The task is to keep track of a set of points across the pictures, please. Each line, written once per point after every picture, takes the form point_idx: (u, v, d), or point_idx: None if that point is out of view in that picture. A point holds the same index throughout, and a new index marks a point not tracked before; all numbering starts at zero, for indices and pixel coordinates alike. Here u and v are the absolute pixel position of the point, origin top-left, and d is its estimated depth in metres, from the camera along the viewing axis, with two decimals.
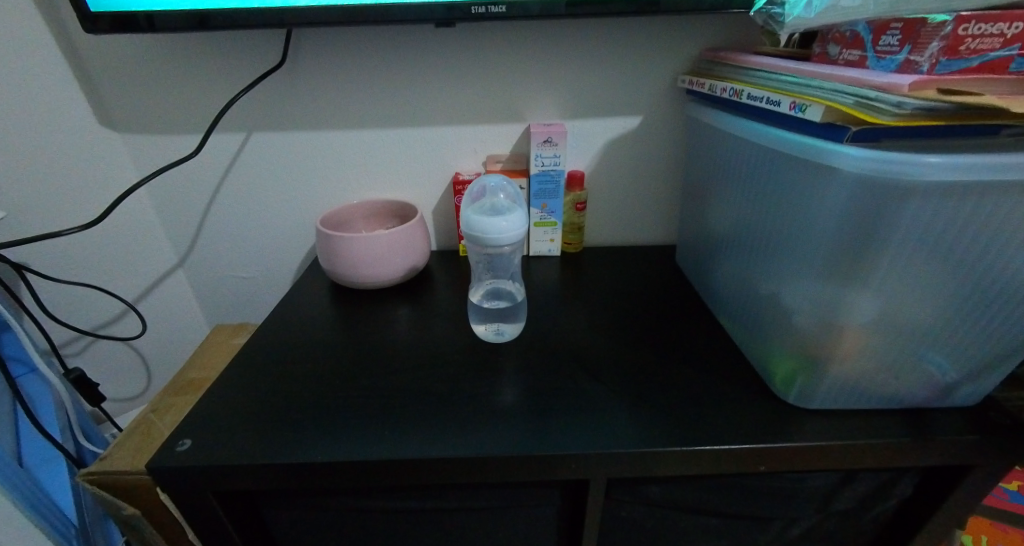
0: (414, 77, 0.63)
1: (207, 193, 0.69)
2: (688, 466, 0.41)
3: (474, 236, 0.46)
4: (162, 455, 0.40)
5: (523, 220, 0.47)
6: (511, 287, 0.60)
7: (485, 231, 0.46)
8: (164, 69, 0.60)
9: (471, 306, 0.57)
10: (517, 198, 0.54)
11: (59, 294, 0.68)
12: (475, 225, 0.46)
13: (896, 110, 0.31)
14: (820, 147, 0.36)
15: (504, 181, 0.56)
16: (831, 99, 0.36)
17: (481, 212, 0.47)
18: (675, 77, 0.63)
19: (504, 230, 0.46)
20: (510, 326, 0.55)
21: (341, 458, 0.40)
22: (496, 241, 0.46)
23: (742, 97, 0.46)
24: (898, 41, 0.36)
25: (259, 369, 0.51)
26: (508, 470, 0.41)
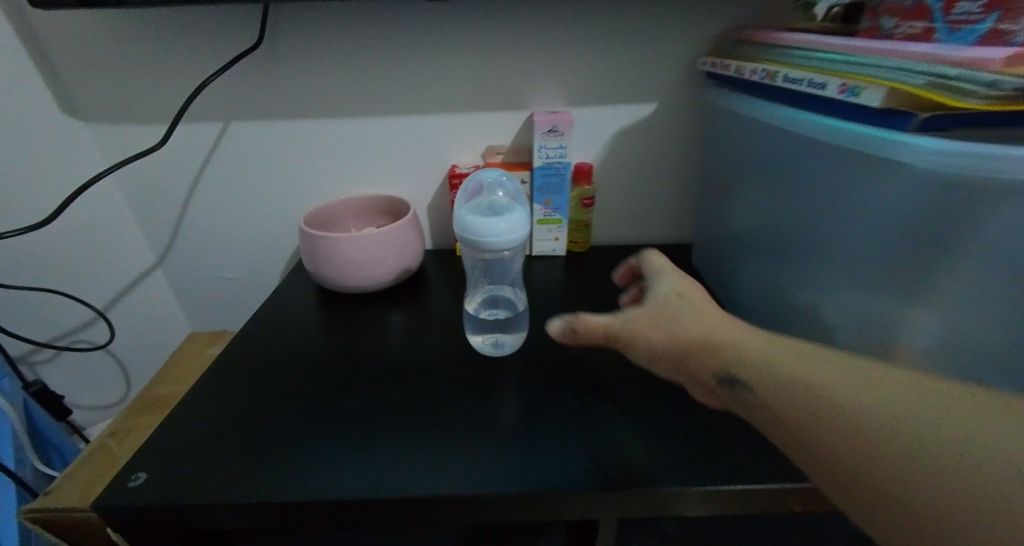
0: (405, 59, 0.57)
1: (183, 188, 0.64)
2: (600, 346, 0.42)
3: (468, 239, 0.41)
4: (111, 492, 0.36)
5: (526, 220, 0.42)
6: (512, 294, 0.53)
7: (481, 235, 0.40)
8: (130, 52, 0.55)
9: (466, 315, 0.51)
10: (517, 196, 0.48)
11: (14, 303, 0.62)
12: (469, 228, 0.41)
13: (991, 91, 0.26)
14: (878, 138, 0.31)
15: (504, 176, 0.50)
16: (895, 80, 0.30)
17: (476, 214, 0.42)
18: (694, 59, 0.57)
19: (504, 232, 0.40)
20: (511, 337, 0.49)
21: (315, 497, 0.35)
22: (494, 246, 0.40)
23: (775, 79, 0.40)
24: (982, 8, 0.30)
25: (232, 385, 0.46)
26: (507, 511, 0.36)
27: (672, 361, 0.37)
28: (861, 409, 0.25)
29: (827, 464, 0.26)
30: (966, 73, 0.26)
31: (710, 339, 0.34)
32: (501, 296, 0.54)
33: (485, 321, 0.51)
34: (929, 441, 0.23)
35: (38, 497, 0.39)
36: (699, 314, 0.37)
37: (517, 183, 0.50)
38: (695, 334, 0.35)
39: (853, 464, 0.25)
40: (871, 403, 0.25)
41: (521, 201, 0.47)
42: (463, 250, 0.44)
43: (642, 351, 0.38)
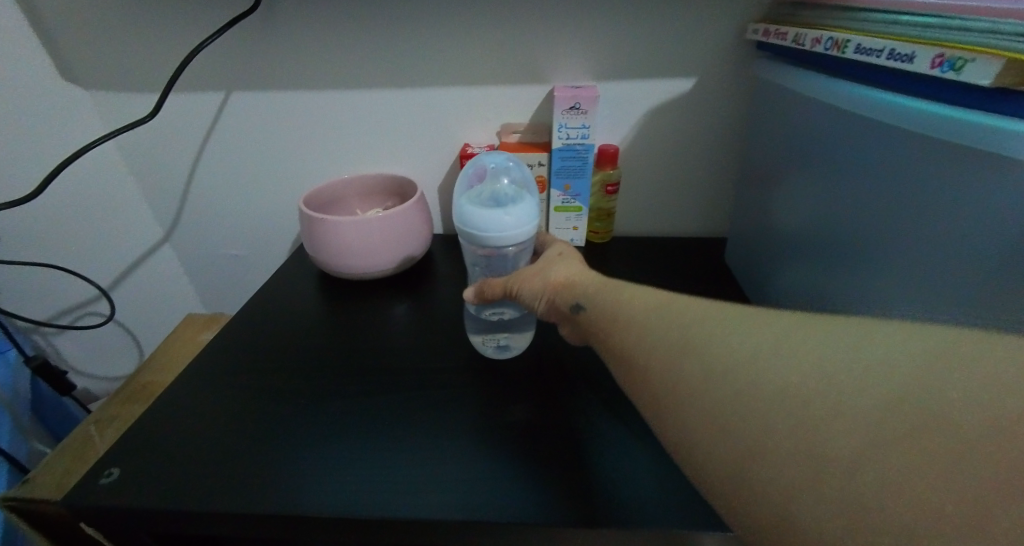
0: (417, 25, 0.51)
1: (185, 162, 0.61)
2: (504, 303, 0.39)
3: (468, 233, 0.36)
4: (82, 488, 0.34)
5: (534, 212, 0.37)
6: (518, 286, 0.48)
7: (481, 228, 0.35)
8: (125, 15, 0.51)
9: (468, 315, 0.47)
10: (528, 182, 0.42)
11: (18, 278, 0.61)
12: (469, 221, 0.36)
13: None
14: (985, 127, 0.24)
15: (509, 159, 0.44)
16: (1012, 51, 0.23)
17: (477, 205, 0.36)
18: (743, 27, 0.49)
19: (509, 226, 0.35)
20: (517, 339, 0.46)
21: (289, 509, 0.32)
22: (499, 241, 0.35)
23: (844, 50, 0.33)
24: None
25: (219, 375, 0.44)
26: (498, 538, 0.32)
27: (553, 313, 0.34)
28: (760, 368, 0.21)
29: (738, 443, 0.20)
30: None
31: (587, 287, 0.32)
32: None
33: (488, 321, 0.46)
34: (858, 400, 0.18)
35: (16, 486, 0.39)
36: (577, 267, 0.35)
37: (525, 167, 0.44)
38: (577, 284, 0.33)
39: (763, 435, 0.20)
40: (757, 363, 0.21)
41: (529, 190, 0.41)
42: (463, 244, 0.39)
43: (528, 300, 0.36)
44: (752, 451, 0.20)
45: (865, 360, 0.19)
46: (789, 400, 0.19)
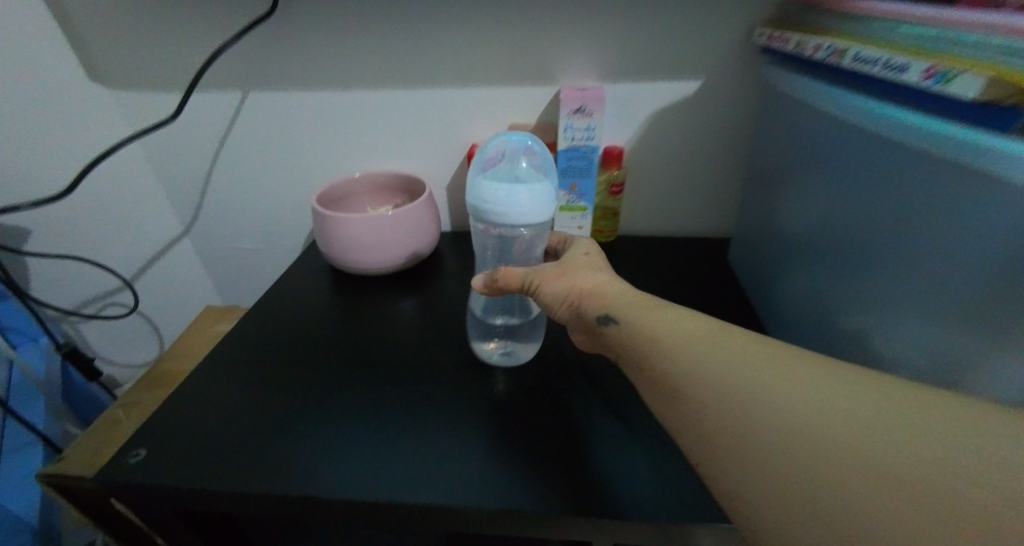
0: (427, 28, 0.52)
1: (204, 159, 0.63)
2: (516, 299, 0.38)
3: (485, 211, 0.37)
4: (110, 467, 0.36)
5: (549, 197, 0.38)
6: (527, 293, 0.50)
7: (500, 208, 0.37)
8: (149, 18, 0.53)
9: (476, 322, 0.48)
10: (545, 164, 0.43)
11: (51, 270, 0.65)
12: (484, 197, 0.37)
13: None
14: (963, 143, 0.25)
15: (530, 141, 0.45)
16: (998, 66, 0.23)
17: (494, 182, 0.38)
18: (749, 30, 0.49)
19: (523, 207, 0.36)
20: (523, 348, 0.46)
21: (299, 493, 0.34)
22: (510, 219, 0.37)
23: (844, 59, 0.34)
24: None
25: (237, 365, 0.46)
26: (495, 525, 0.34)
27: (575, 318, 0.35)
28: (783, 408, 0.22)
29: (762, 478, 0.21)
30: None
31: (613, 300, 0.33)
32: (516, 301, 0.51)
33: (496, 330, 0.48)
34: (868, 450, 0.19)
35: (50, 463, 0.41)
36: (604, 278, 0.36)
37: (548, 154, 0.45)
38: (604, 295, 0.34)
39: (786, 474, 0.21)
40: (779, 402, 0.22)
41: (548, 175, 0.42)
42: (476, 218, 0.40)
43: (550, 301, 0.36)
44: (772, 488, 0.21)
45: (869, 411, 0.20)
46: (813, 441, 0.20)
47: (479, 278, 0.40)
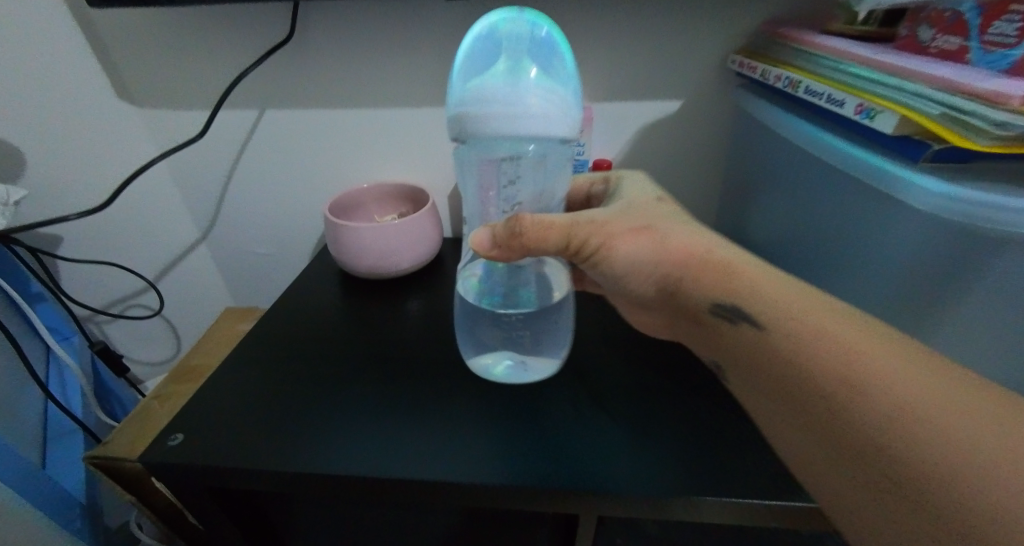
0: (430, 53, 0.57)
1: (223, 171, 0.68)
2: (553, 252, 0.35)
3: (483, 110, 0.29)
4: (154, 450, 0.41)
5: (568, 107, 0.31)
6: (546, 288, 0.47)
7: (502, 101, 0.28)
8: (174, 44, 0.58)
9: (477, 333, 0.47)
10: (552, 63, 0.32)
11: (78, 274, 0.71)
12: (477, 100, 0.29)
13: (997, 132, 0.24)
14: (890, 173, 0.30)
15: (541, 31, 0.33)
16: (910, 106, 0.28)
17: (490, 81, 0.29)
18: (725, 56, 0.54)
19: (531, 99, 0.29)
20: (528, 364, 0.47)
21: (322, 471, 0.39)
22: (514, 130, 0.29)
23: (799, 89, 0.39)
24: (1017, 30, 0.27)
25: (260, 360, 0.51)
26: (494, 499, 0.38)
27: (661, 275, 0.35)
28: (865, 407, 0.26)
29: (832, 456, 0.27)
30: (978, 109, 0.25)
31: (708, 261, 0.34)
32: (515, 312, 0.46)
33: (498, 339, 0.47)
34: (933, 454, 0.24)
35: (97, 446, 0.48)
36: (686, 230, 0.36)
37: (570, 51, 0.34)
38: (694, 256, 0.35)
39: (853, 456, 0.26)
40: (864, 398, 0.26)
41: (568, 81, 0.32)
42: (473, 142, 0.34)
43: (628, 259, 0.35)
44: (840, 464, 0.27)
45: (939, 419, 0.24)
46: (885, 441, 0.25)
47: (485, 234, 0.35)
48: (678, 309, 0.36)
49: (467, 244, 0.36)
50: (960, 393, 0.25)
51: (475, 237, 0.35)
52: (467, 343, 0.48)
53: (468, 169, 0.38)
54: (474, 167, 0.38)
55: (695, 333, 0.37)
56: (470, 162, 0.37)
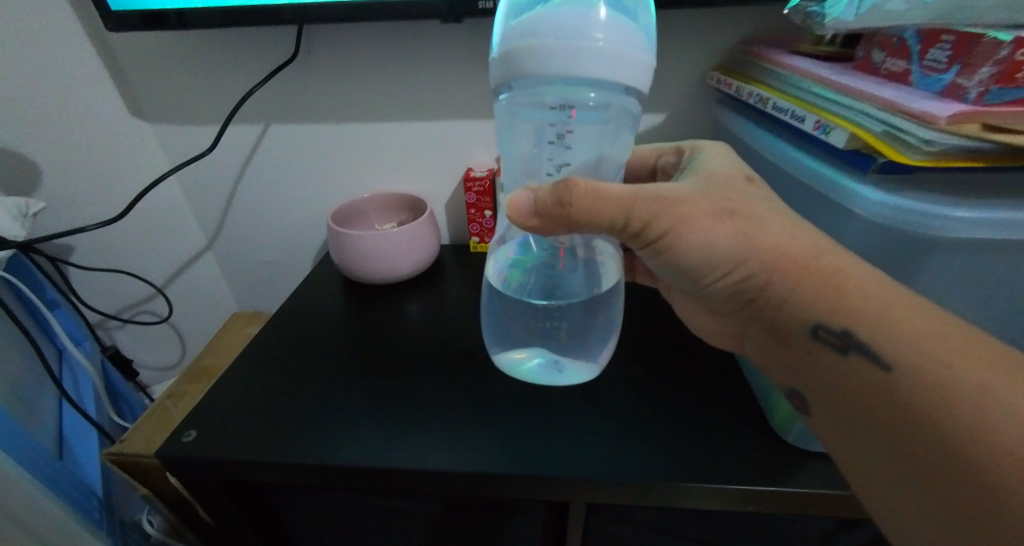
0: (427, 71, 0.61)
1: (229, 182, 0.71)
2: (605, 228, 0.32)
3: (544, 41, 0.26)
4: (169, 444, 0.44)
5: (639, 47, 0.28)
6: (592, 273, 0.41)
7: (565, 33, 0.26)
8: (184, 63, 0.61)
9: (511, 317, 0.42)
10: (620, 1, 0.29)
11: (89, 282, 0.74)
12: (536, 32, 0.26)
13: (925, 147, 0.30)
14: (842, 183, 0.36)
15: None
16: (859, 124, 0.34)
17: (551, 11, 0.26)
18: (704, 72, 0.58)
19: (595, 32, 0.26)
20: (562, 359, 0.41)
21: (329, 463, 0.41)
22: (573, 71, 0.26)
23: (768, 105, 0.44)
24: (946, 57, 0.33)
25: (267, 361, 0.54)
26: (488, 486, 0.41)
27: (733, 256, 0.33)
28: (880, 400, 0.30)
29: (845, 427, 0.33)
30: (912, 127, 0.30)
31: (792, 250, 0.33)
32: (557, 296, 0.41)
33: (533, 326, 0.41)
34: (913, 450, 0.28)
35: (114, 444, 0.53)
36: (771, 214, 0.34)
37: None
38: (776, 246, 0.33)
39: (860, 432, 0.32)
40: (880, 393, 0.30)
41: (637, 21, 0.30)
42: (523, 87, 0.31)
43: (693, 243, 0.33)
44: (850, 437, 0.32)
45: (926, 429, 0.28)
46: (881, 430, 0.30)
47: (525, 197, 0.32)
48: (743, 293, 0.35)
49: (506, 207, 0.33)
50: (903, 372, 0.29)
51: (513, 200, 0.33)
52: (496, 335, 0.43)
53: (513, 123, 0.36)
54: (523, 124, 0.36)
55: (764, 320, 0.36)
56: (517, 114, 0.35)
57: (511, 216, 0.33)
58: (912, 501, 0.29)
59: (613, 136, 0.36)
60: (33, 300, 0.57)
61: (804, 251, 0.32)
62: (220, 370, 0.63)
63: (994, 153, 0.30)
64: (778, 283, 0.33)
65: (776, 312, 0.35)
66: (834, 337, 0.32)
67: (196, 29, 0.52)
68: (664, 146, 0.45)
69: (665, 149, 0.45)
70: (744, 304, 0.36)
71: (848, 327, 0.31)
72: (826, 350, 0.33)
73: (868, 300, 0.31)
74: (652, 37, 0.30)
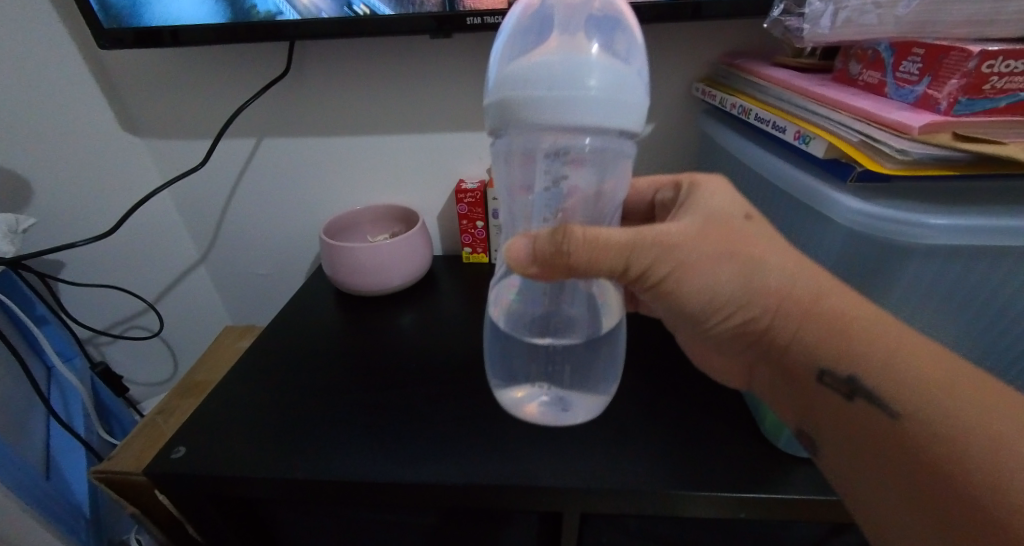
0: (418, 84, 0.61)
1: (222, 195, 0.71)
2: (605, 273, 0.33)
3: (539, 93, 0.27)
4: (158, 461, 0.44)
5: (631, 90, 0.28)
6: (593, 313, 0.42)
7: (560, 84, 0.26)
8: (177, 79, 0.62)
9: (515, 361, 0.42)
10: (613, 45, 0.30)
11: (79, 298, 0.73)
12: (529, 82, 0.27)
13: (899, 157, 0.31)
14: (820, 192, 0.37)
15: (599, 6, 0.31)
16: (837, 134, 0.35)
17: (544, 60, 0.27)
18: (689, 84, 0.59)
19: (589, 82, 0.26)
20: (569, 402, 0.41)
21: (320, 476, 0.41)
22: (568, 119, 0.27)
23: (750, 116, 0.45)
24: (918, 70, 0.35)
25: (259, 375, 0.53)
26: (480, 498, 0.41)
27: (731, 300, 0.34)
28: (884, 450, 0.30)
29: (850, 476, 0.33)
30: (887, 138, 0.31)
31: (793, 296, 0.33)
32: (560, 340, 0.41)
33: (537, 370, 0.42)
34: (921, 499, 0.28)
35: (102, 462, 0.53)
36: (773, 252, 0.33)
37: (630, 27, 0.32)
38: (778, 289, 0.33)
39: (865, 481, 0.32)
40: (882, 443, 0.30)
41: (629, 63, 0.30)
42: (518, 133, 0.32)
43: (693, 290, 0.34)
44: (854, 485, 0.32)
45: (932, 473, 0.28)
46: (891, 481, 0.30)
47: (524, 244, 0.33)
48: (749, 334, 0.35)
49: (506, 255, 0.34)
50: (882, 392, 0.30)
51: (512, 247, 0.34)
52: (498, 373, 0.43)
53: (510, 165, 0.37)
54: (518, 163, 0.36)
55: (772, 359, 0.36)
56: (513, 157, 0.36)
57: (511, 264, 0.34)
58: (912, 525, 0.29)
59: (605, 170, 0.37)
60: (22, 318, 0.57)
61: (805, 305, 0.33)
62: (211, 385, 0.63)
63: (967, 162, 0.31)
64: (781, 326, 0.34)
65: (783, 353, 0.35)
66: (841, 384, 0.32)
67: (189, 45, 0.52)
68: (663, 180, 0.44)
69: (663, 183, 0.44)
70: (751, 344, 0.36)
71: (856, 375, 0.31)
72: (834, 396, 0.32)
73: (841, 313, 0.32)
74: (645, 76, 0.30)
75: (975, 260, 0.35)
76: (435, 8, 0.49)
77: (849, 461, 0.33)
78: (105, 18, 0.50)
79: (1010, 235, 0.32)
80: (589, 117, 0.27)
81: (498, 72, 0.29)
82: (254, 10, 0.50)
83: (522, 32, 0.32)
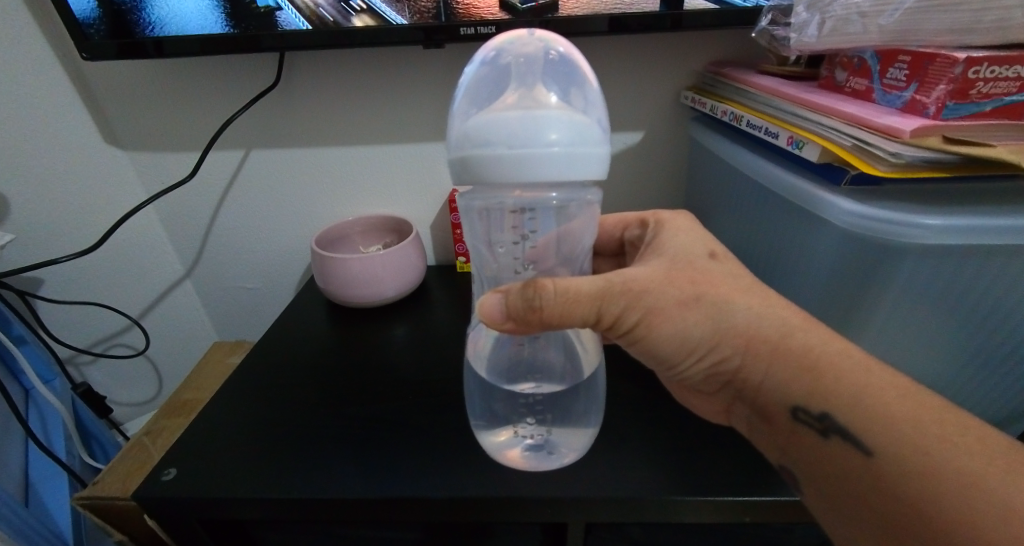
0: (410, 94, 0.61)
1: (209, 209, 0.70)
2: (579, 323, 0.35)
3: (498, 154, 0.27)
4: (147, 484, 0.42)
5: (592, 139, 0.29)
6: (571, 358, 0.43)
7: (519, 144, 0.27)
8: (162, 91, 0.60)
9: (496, 405, 0.42)
10: (568, 94, 0.30)
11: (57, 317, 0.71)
12: (489, 138, 0.27)
13: (892, 159, 0.32)
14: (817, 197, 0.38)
15: (556, 55, 0.31)
16: (829, 139, 0.36)
17: (503, 117, 0.27)
18: (678, 93, 0.60)
19: (547, 140, 0.27)
20: (555, 439, 0.41)
21: (316, 494, 0.40)
22: (532, 174, 0.27)
23: (740, 122, 0.46)
24: (904, 76, 0.36)
25: (250, 391, 0.52)
26: (483, 510, 0.41)
27: (702, 341, 0.36)
28: (860, 480, 0.32)
29: (829, 504, 0.35)
30: (878, 143, 0.32)
31: (761, 333, 0.35)
32: (542, 386, 0.41)
33: (518, 415, 0.41)
34: (902, 514, 0.31)
35: (87, 486, 0.51)
36: (744, 291, 0.36)
37: (588, 73, 0.32)
38: (746, 329, 0.35)
39: (843, 505, 0.34)
40: (858, 471, 0.32)
41: (589, 110, 0.31)
42: (482, 189, 0.33)
43: (663, 334, 0.36)
44: (835, 511, 0.35)
45: (913, 482, 0.30)
46: (868, 504, 0.32)
47: (496, 301, 0.34)
48: (722, 374, 0.37)
49: (479, 312, 0.35)
50: (870, 402, 0.32)
51: (486, 305, 0.35)
52: (480, 414, 0.42)
53: (479, 217, 0.38)
54: (485, 211, 0.37)
55: (747, 399, 0.38)
56: (480, 210, 0.37)
57: (485, 320, 0.35)
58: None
59: (569, 214, 0.38)
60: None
61: (779, 341, 0.35)
62: (200, 403, 0.61)
63: (956, 164, 0.32)
64: (750, 365, 0.36)
65: (756, 392, 0.37)
66: (816, 420, 0.34)
67: (174, 56, 0.51)
68: (629, 219, 0.48)
69: (630, 222, 0.48)
70: (725, 383, 0.38)
71: (828, 410, 0.33)
72: (807, 431, 0.34)
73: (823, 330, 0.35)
74: (603, 121, 0.31)
75: (966, 262, 0.35)
76: (428, 18, 0.50)
77: (828, 490, 0.35)
78: (89, 28, 0.49)
79: (995, 234, 0.33)
80: (551, 173, 0.28)
81: (458, 126, 0.30)
82: (245, 20, 0.50)
83: (478, 79, 0.32)
